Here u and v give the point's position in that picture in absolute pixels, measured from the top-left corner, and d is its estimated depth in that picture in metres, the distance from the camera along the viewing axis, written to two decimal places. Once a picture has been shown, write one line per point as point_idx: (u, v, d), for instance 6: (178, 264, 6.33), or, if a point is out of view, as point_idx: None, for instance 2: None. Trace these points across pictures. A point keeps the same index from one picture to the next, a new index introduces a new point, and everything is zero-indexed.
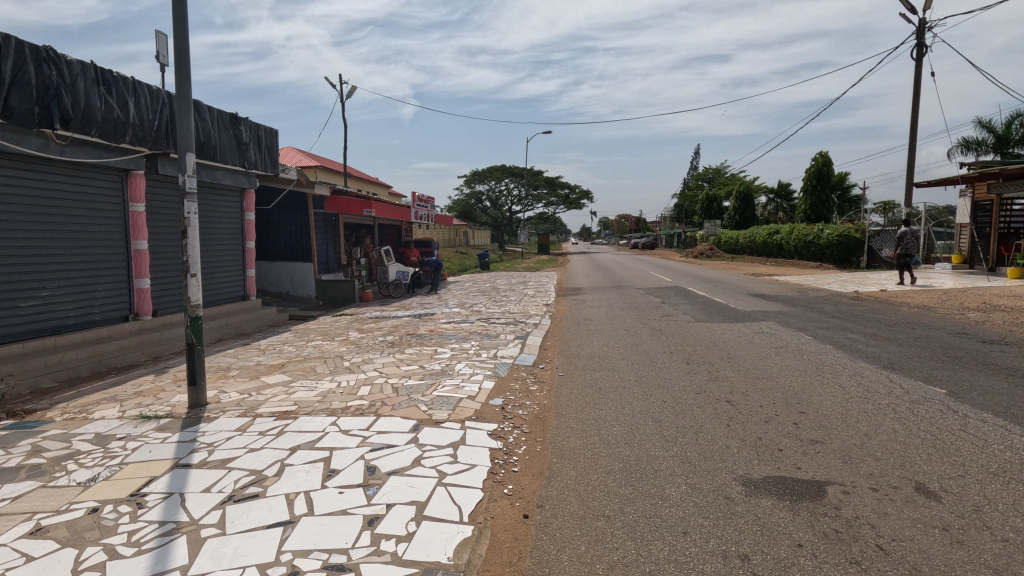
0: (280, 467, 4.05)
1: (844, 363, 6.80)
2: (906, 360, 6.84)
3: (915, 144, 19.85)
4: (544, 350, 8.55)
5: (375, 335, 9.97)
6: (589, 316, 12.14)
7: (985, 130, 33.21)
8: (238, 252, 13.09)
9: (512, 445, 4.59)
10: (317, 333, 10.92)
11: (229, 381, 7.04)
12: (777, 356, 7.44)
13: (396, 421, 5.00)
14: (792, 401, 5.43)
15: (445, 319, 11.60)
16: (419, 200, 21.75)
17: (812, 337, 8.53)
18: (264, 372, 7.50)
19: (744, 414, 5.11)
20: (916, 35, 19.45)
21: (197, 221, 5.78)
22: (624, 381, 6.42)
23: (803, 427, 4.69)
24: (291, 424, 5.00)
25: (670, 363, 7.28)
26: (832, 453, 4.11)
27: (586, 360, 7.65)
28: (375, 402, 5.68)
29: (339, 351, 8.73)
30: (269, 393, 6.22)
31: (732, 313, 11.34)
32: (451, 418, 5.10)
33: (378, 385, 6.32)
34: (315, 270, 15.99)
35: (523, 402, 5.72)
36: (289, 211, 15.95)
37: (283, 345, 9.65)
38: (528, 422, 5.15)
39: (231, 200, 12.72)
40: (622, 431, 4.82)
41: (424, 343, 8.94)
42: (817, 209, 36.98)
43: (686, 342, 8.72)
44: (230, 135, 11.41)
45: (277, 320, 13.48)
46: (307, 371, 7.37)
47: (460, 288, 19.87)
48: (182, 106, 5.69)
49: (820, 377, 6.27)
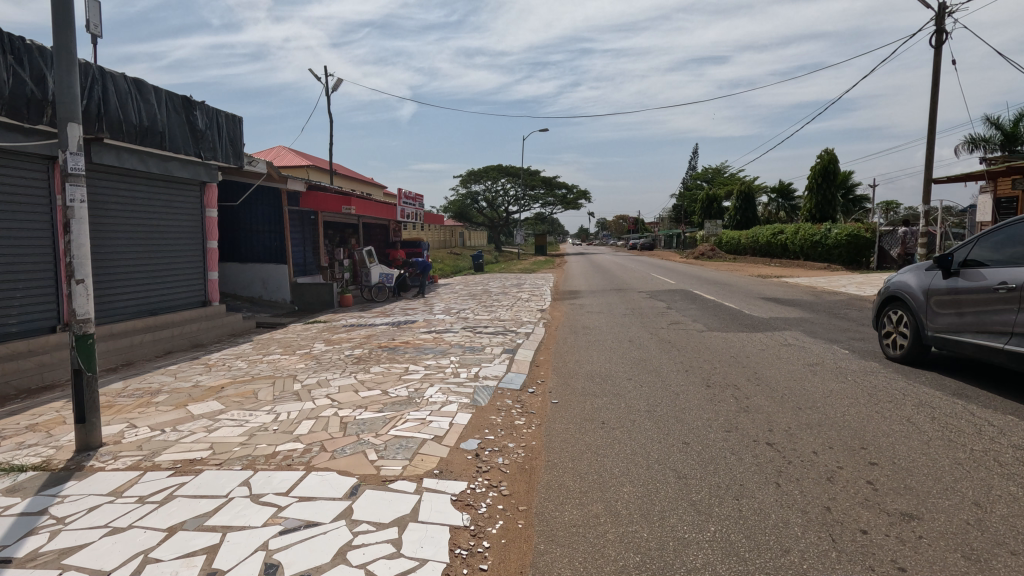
0: (138, 567, 2.77)
1: (902, 388, 5.54)
2: (976, 384, 5.59)
3: (933, 139, 18.69)
4: (536, 368, 7.27)
5: (342, 348, 8.66)
6: (590, 324, 10.87)
7: (995, 126, 32.05)
8: (198, 253, 11.79)
9: (484, 520, 3.31)
10: (280, 345, 9.62)
11: (148, 410, 5.75)
12: (816, 377, 6.16)
13: (329, 481, 3.70)
14: (855, 446, 4.16)
15: (426, 329, 10.31)
16: (406, 197, 20.46)
17: (851, 353, 7.27)
18: (195, 398, 6.17)
19: (796, 467, 3.85)
20: (935, 21, 18.22)
21: (84, 212, 4.52)
22: (634, 414, 5.16)
23: (884, 490, 3.44)
24: (189, 484, 3.71)
25: (687, 386, 6.02)
26: (944, 541, 2.85)
27: (586, 382, 6.39)
28: (312, 446, 4.38)
29: (295, 369, 7.42)
30: (185, 431, 4.92)
31: (750, 322, 10.08)
32: (406, 475, 3.79)
33: (324, 420, 5.03)
34: (290, 272, 14.72)
35: (505, 446, 4.44)
36: (261, 208, 14.69)
37: (235, 361, 8.33)
38: (509, 479, 3.88)
39: (189, 196, 11.43)
40: (636, 495, 3.55)
41: (396, 358, 7.65)
42: (822, 208, 35.76)
43: (703, 357, 7.44)
44: (182, 121, 10.08)
45: (244, 328, 12.18)
46: (247, 398, 6.05)
47: (450, 291, 18.58)
48: (63, 62, 4.43)
49: (878, 407, 5.02)
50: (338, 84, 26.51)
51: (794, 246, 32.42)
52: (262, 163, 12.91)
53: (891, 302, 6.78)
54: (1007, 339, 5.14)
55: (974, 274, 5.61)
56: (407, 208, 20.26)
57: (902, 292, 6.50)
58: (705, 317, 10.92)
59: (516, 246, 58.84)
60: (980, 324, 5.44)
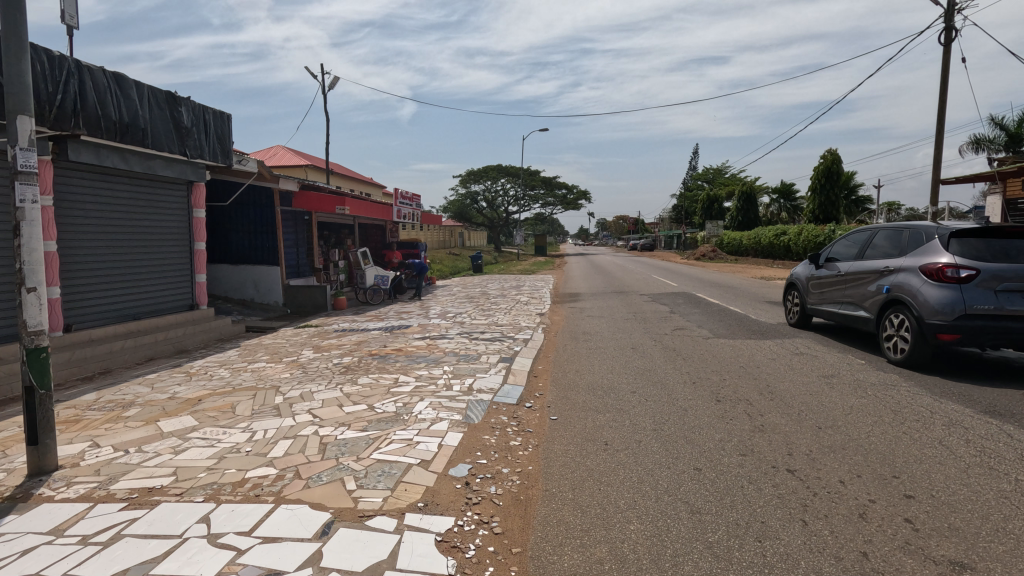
0: None
1: (928, 405, 5.14)
2: (843, 339, 8.35)
3: (940, 139, 18.33)
4: (534, 379, 6.86)
5: (331, 356, 8.23)
6: (590, 330, 10.47)
7: (1000, 126, 31.66)
8: (184, 255, 11.38)
9: (473, 566, 2.90)
10: (267, 351, 9.20)
11: (115, 427, 5.33)
12: (833, 391, 5.75)
13: (299, 517, 3.29)
14: (885, 475, 3.75)
15: (420, 335, 9.88)
16: (403, 197, 20.06)
17: (868, 363, 6.85)
18: (168, 413, 5.75)
19: (822, 500, 3.45)
20: (944, 18, 17.83)
21: (36, 213, 4.12)
22: (639, 434, 4.75)
23: (927, 531, 3.04)
24: (142, 519, 3.31)
25: (695, 402, 5.61)
26: None
27: (587, 396, 5.99)
28: (286, 471, 3.97)
29: (279, 380, 6.99)
30: (150, 453, 4.50)
31: (758, 328, 9.66)
32: (386, 510, 3.38)
33: (303, 440, 4.61)
34: (283, 274, 14.31)
35: (498, 472, 4.04)
36: (252, 209, 14.29)
37: (218, 370, 7.90)
38: (502, 513, 3.48)
39: (174, 195, 11.02)
40: (645, 534, 3.15)
41: (386, 368, 7.22)
42: (825, 209, 35.33)
43: (711, 368, 7.03)
44: (165, 118, 9.65)
45: (233, 333, 11.77)
46: (224, 412, 5.64)
47: (447, 293, 18.19)
48: (12, 48, 4.03)
49: (905, 427, 4.62)
50: (334, 82, 26.09)
51: (797, 247, 32.01)
52: (253, 162, 12.51)
53: (793, 289, 9.60)
54: (843, 306, 7.83)
55: (831, 264, 8.36)
56: (403, 208, 19.86)
57: (797, 281, 9.33)
58: (711, 323, 10.50)
59: (516, 246, 58.39)
60: (832, 298, 8.16)
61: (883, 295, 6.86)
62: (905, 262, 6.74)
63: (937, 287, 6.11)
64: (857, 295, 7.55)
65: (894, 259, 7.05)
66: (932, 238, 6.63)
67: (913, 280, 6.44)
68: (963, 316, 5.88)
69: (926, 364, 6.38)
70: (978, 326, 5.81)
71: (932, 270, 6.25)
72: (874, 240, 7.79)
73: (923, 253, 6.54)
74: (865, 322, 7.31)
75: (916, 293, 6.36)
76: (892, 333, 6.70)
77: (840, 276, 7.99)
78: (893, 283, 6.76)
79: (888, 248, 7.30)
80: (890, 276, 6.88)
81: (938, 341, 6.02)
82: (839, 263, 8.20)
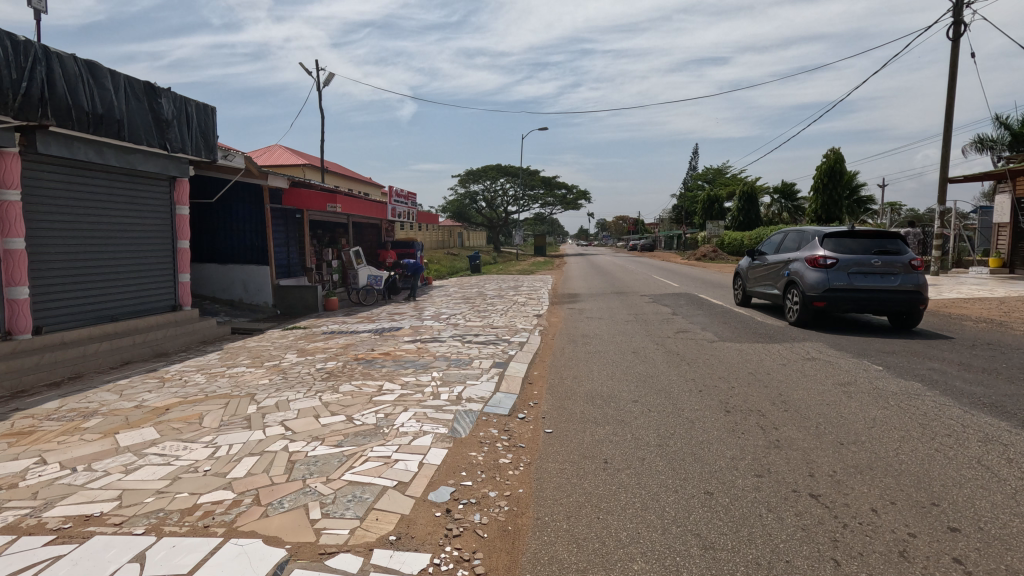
0: None
1: (959, 418, 4.69)
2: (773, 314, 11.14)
3: (948, 136, 17.90)
4: (529, 386, 6.41)
5: (314, 361, 7.78)
6: (590, 332, 10.05)
7: (1005, 125, 31.26)
8: (167, 254, 10.93)
9: None
10: (249, 355, 8.75)
11: (70, 440, 4.88)
12: (852, 401, 5.31)
13: (249, 554, 2.84)
14: (923, 501, 3.31)
15: (411, 337, 9.43)
16: (399, 195, 19.62)
17: (886, 370, 6.41)
18: (131, 424, 5.30)
19: (853, 533, 3.00)
20: (953, 13, 17.40)
21: None
22: (642, 451, 4.30)
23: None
24: (67, 556, 2.87)
25: (703, 413, 5.17)
26: None
27: (585, 406, 5.55)
28: (245, 495, 3.52)
29: (257, 387, 6.54)
30: (98, 472, 4.04)
31: (765, 331, 9.21)
32: (351, 546, 2.93)
33: (270, 457, 4.16)
34: (272, 274, 13.87)
35: (485, 497, 3.59)
36: (241, 206, 13.86)
37: (194, 376, 7.45)
38: (487, 547, 3.03)
39: (156, 191, 10.58)
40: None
41: (371, 374, 6.78)
42: (828, 209, 34.88)
43: (718, 374, 6.59)
44: (144, 110, 9.19)
45: (218, 335, 11.31)
46: (190, 423, 5.19)
47: (443, 294, 17.73)
48: None
49: (937, 444, 4.17)
50: (330, 78, 25.64)
51: None
52: (240, 157, 12.06)
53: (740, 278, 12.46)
54: (766, 288, 10.85)
55: (762, 256, 11.26)
56: (398, 207, 19.43)
57: (742, 272, 12.22)
58: (715, 325, 10.07)
59: (515, 247, 57.99)
60: (756, 283, 11.33)
61: (787, 276, 9.79)
62: (796, 253, 9.83)
63: (812, 270, 9.11)
64: (781, 277, 10.24)
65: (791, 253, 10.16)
66: (800, 237, 10.14)
67: (801, 267, 9.46)
68: (825, 288, 8.93)
69: (811, 322, 9.41)
70: (838, 296, 8.77)
71: (813, 259, 9.22)
72: (779, 240, 11.08)
73: (814, 246, 9.37)
74: (785, 296, 10.05)
75: (802, 276, 9.34)
76: (791, 303, 9.74)
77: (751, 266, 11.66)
78: (792, 269, 9.75)
79: (795, 244, 10.18)
80: (793, 264, 9.78)
81: (812, 306, 9.08)
82: (769, 256, 10.99)
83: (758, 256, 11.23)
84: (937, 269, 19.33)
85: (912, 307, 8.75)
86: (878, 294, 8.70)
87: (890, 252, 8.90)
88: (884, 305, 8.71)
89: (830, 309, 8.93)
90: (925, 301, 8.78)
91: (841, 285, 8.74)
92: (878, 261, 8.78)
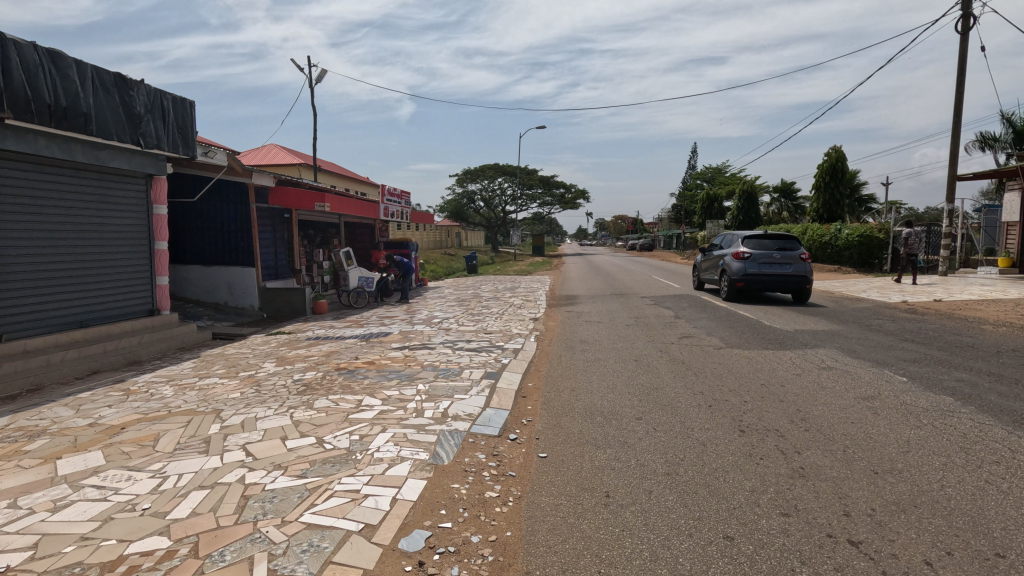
0: None
1: (1004, 440, 4.16)
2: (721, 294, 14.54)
3: (957, 132, 17.40)
4: (522, 400, 5.89)
5: (293, 371, 7.23)
6: (590, 337, 9.54)
7: (1009, 122, 30.82)
8: (143, 256, 10.37)
9: None
10: (226, 364, 8.20)
11: (4, 467, 4.34)
12: (879, 419, 4.80)
13: None
14: (982, 550, 2.80)
15: (399, 344, 8.89)
16: (392, 195, 19.08)
17: (911, 381, 5.91)
18: (77, 447, 4.75)
19: None
20: (962, 5, 16.88)
21: None
22: (648, 481, 3.79)
23: None
24: None
25: (715, 434, 4.66)
26: None
27: (585, 425, 5.03)
28: (181, 544, 2.98)
29: (226, 402, 5.99)
30: (21, 510, 3.49)
31: (774, 336, 8.71)
32: None
33: (221, 491, 3.62)
34: (259, 276, 13.38)
35: (466, 545, 3.06)
36: (226, 206, 13.34)
37: (162, 388, 6.90)
38: None
39: (131, 190, 10.03)
40: None
41: (351, 388, 6.23)
42: (830, 209, 34.37)
43: (728, 385, 6.08)
44: (114, 103, 8.64)
45: (198, 341, 10.75)
46: (143, 446, 4.64)
47: (437, 296, 17.17)
48: None
49: (986, 473, 3.66)
50: (323, 75, 25.05)
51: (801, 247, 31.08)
52: (223, 154, 11.52)
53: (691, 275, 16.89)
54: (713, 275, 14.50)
55: (710, 252, 14.96)
56: (391, 207, 18.88)
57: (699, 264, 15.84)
58: (720, 329, 9.57)
59: (513, 247, 57.47)
60: (707, 272, 14.96)
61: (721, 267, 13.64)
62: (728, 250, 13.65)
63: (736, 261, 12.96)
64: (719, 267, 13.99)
65: (727, 249, 13.93)
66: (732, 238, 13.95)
67: (730, 259, 13.29)
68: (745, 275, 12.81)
69: (736, 298, 13.33)
70: (750, 279, 12.64)
71: (737, 254, 13.05)
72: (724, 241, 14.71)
73: (739, 245, 13.20)
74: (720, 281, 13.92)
75: (730, 265, 13.17)
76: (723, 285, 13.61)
77: (699, 261, 15.73)
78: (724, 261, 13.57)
79: (730, 242, 13.87)
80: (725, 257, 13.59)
81: (735, 287, 12.96)
82: (714, 252, 14.76)
83: (708, 252, 14.93)
84: (945, 269, 18.84)
85: (804, 287, 12.58)
86: (778, 277, 12.56)
87: (787, 248, 12.80)
88: (784, 285, 12.52)
89: (746, 289, 12.85)
90: (811, 283, 12.64)
91: (755, 272, 12.56)
92: (779, 255, 12.63)
